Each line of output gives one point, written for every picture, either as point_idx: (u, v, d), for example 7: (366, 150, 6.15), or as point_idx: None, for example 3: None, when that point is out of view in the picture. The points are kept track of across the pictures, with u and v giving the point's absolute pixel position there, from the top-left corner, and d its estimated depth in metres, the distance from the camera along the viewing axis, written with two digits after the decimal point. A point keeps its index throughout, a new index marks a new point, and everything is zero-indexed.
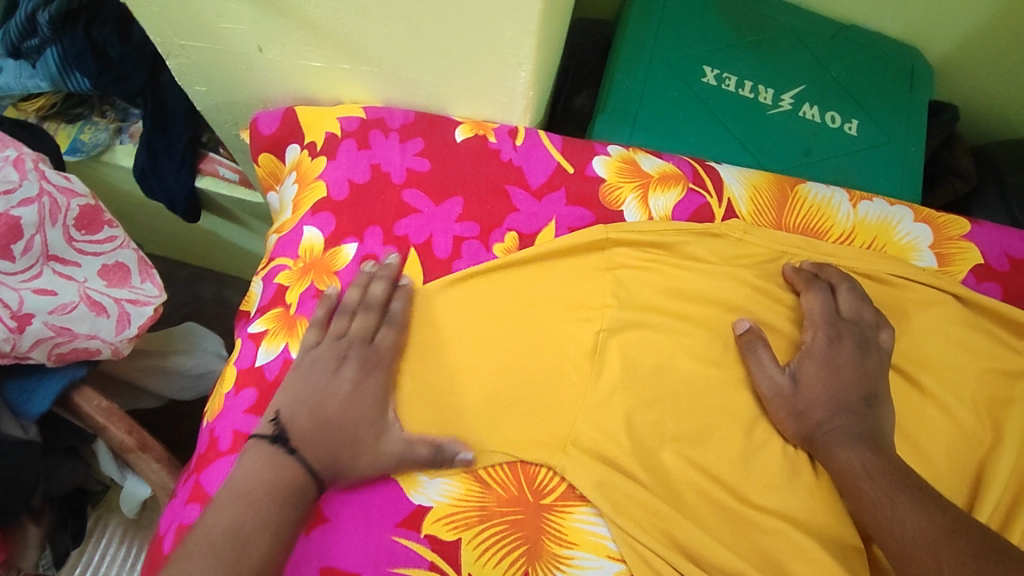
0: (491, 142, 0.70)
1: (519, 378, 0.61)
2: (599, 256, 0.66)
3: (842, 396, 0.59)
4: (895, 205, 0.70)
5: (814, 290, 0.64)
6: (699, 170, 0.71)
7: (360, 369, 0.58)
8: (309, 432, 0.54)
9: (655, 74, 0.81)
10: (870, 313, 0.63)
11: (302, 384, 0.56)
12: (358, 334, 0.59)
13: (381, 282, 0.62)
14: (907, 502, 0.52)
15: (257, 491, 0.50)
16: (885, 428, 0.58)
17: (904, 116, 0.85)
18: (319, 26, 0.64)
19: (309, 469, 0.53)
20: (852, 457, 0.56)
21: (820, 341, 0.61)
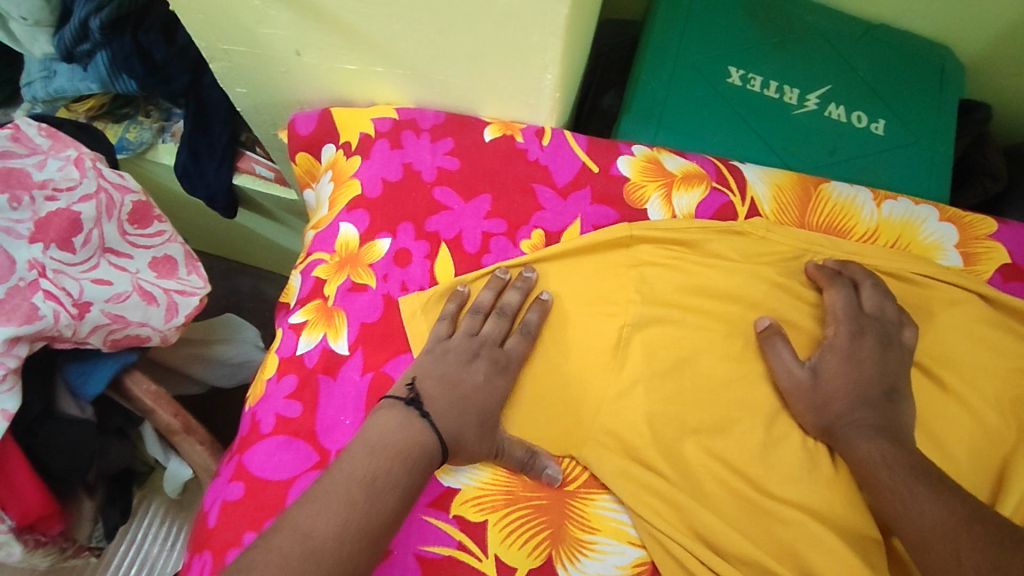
0: (518, 142, 0.72)
1: (543, 368, 0.63)
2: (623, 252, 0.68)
3: (864, 390, 0.60)
4: (920, 204, 0.71)
5: (835, 285, 0.65)
6: (723, 169, 0.72)
7: (493, 368, 0.60)
8: (444, 406, 0.57)
9: (681, 75, 0.82)
10: (893, 310, 0.64)
11: (435, 368, 0.59)
12: (490, 336, 0.62)
13: (517, 290, 0.65)
14: (925, 491, 0.52)
15: (389, 446, 0.52)
16: (906, 423, 0.59)
17: (932, 116, 0.84)
18: (355, 31, 0.68)
19: (438, 436, 0.55)
20: (872, 450, 0.56)
21: (842, 336, 0.62)
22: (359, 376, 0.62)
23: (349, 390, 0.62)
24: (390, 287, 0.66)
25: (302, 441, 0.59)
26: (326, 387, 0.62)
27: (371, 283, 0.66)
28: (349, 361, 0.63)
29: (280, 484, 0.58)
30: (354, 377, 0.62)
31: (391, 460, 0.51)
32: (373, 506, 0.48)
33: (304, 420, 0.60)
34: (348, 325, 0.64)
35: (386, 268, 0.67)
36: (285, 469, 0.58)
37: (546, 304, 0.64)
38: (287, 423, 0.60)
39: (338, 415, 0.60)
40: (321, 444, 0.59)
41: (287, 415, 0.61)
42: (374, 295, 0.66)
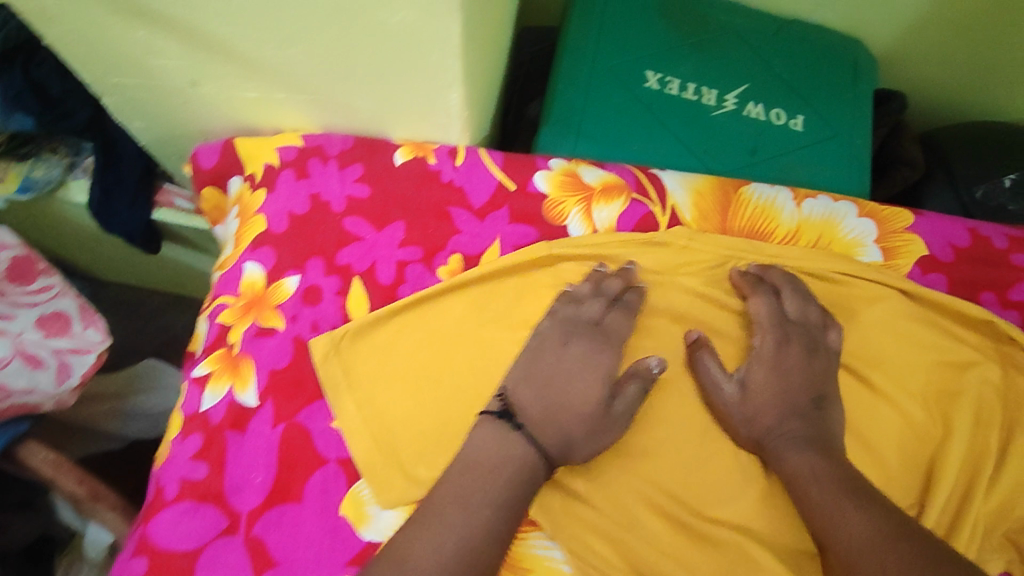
0: (431, 164, 0.69)
1: (470, 401, 0.61)
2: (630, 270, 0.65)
3: (790, 399, 0.60)
4: (839, 201, 0.70)
5: (757, 294, 0.64)
6: (642, 178, 0.70)
7: (591, 345, 0.60)
8: (535, 411, 0.57)
9: (597, 82, 0.80)
10: (815, 313, 0.64)
11: (510, 368, 0.60)
12: (586, 317, 0.62)
13: (618, 279, 0.64)
14: (852, 505, 0.52)
15: (483, 463, 0.54)
16: (834, 431, 0.59)
17: (848, 111, 0.85)
18: (250, 60, 0.63)
19: (539, 449, 0.56)
20: (799, 462, 0.56)
21: (768, 345, 0.62)
22: (270, 429, 0.59)
23: (260, 444, 0.58)
24: (300, 329, 0.63)
25: (210, 505, 0.56)
26: (235, 443, 0.58)
27: (279, 326, 0.63)
28: (258, 414, 0.59)
29: (188, 555, 0.54)
30: (264, 431, 0.59)
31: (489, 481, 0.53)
32: (467, 528, 0.50)
33: (210, 482, 0.57)
34: (256, 374, 0.61)
35: (294, 308, 0.63)
36: (192, 537, 0.55)
37: (643, 290, 0.64)
38: (194, 487, 0.56)
39: (248, 474, 0.57)
40: (232, 506, 0.56)
41: (193, 478, 0.57)
42: (282, 339, 0.62)
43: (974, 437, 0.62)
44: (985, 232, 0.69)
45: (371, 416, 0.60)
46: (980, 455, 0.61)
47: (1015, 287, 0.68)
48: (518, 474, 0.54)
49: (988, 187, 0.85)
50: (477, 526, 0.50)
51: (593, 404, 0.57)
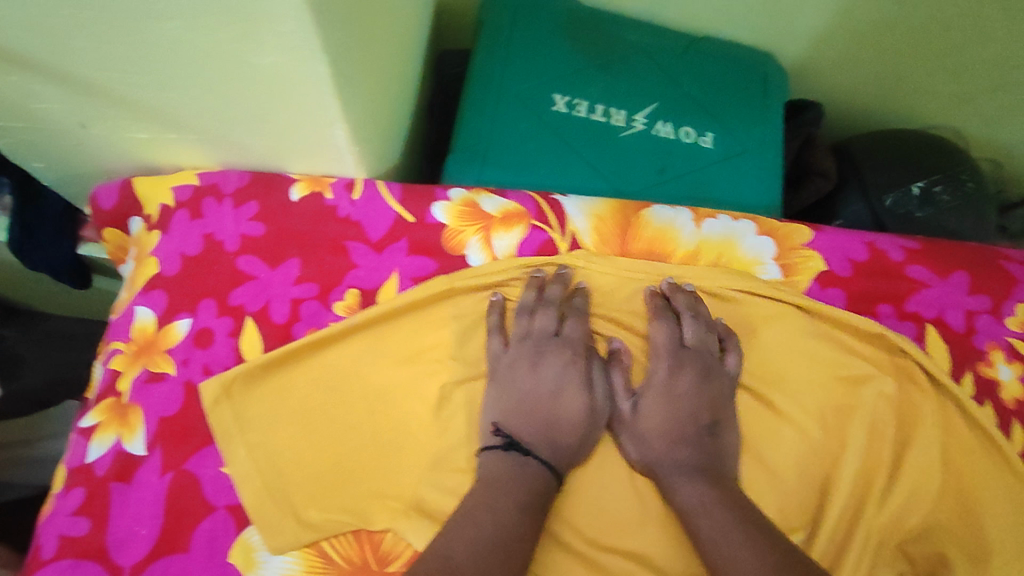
0: (327, 199, 0.68)
1: (365, 439, 0.61)
2: (566, 273, 0.67)
3: (681, 426, 0.61)
4: (738, 220, 0.70)
5: (660, 319, 0.65)
6: (543, 205, 0.69)
7: (561, 363, 0.63)
8: (535, 435, 0.59)
9: (503, 108, 0.80)
10: (713, 340, 0.65)
11: (505, 394, 0.61)
12: (543, 330, 0.64)
13: (556, 284, 0.66)
14: (732, 538, 0.52)
15: (501, 476, 0.56)
16: (725, 457, 0.60)
17: (758, 126, 0.85)
18: (133, 102, 0.61)
19: (550, 468, 0.58)
20: (686, 492, 0.57)
21: (661, 373, 0.64)
22: (158, 478, 0.58)
23: (147, 495, 0.58)
24: (192, 373, 0.62)
25: (92, 561, 0.55)
26: (120, 495, 0.58)
27: (170, 371, 0.62)
28: (147, 463, 0.59)
29: None
30: (152, 480, 0.58)
31: (514, 490, 0.55)
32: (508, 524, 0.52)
33: (93, 537, 0.56)
34: (145, 422, 0.60)
35: (185, 352, 0.63)
36: None
37: (586, 290, 0.67)
38: (75, 543, 0.55)
39: (133, 526, 0.56)
40: (114, 562, 0.55)
41: (73, 534, 0.56)
42: (173, 384, 0.61)
43: (866, 452, 0.63)
44: (882, 245, 0.69)
45: (264, 459, 0.60)
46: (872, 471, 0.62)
47: (912, 298, 0.68)
48: (537, 482, 0.56)
49: (898, 195, 0.86)
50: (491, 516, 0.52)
51: (580, 418, 0.61)
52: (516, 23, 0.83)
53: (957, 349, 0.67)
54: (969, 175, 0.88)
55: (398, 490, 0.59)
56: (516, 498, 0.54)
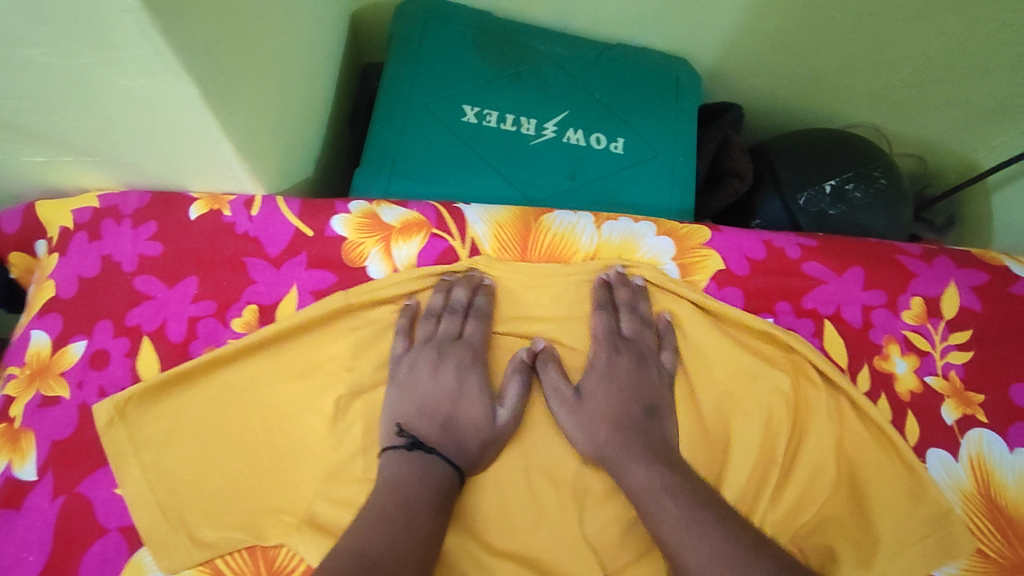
0: (225, 216, 0.68)
1: (261, 454, 0.60)
2: (474, 274, 0.67)
3: (621, 415, 0.61)
4: (639, 222, 0.71)
5: (601, 311, 0.66)
6: (444, 213, 0.70)
7: (461, 365, 0.63)
8: (436, 435, 0.60)
9: (412, 121, 0.81)
10: (650, 335, 0.67)
11: (406, 395, 0.62)
12: (446, 334, 0.64)
13: (463, 287, 0.66)
14: (692, 516, 0.53)
15: (406, 479, 0.55)
16: (666, 437, 0.61)
17: (670, 130, 0.87)
18: (20, 127, 0.58)
19: (450, 467, 0.58)
20: (639, 476, 0.57)
21: (600, 357, 0.64)
22: (48, 503, 0.57)
23: (35, 522, 0.56)
24: (87, 395, 0.62)
25: None
26: (7, 523, 0.56)
27: (64, 394, 0.61)
28: (36, 489, 0.58)
29: None
30: (41, 505, 0.57)
31: (417, 488, 0.55)
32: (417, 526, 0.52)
33: None
34: (36, 446, 0.59)
35: (80, 374, 0.62)
36: None
37: (492, 288, 0.67)
38: None
39: (19, 553, 0.55)
40: None
41: None
42: (68, 407, 0.61)
43: (762, 446, 0.63)
44: (780, 243, 0.70)
45: (158, 479, 0.59)
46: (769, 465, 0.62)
47: (808, 294, 0.69)
48: (440, 482, 0.56)
49: (811, 193, 0.88)
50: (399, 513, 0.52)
51: (479, 420, 0.60)
52: (426, 36, 0.84)
53: (853, 345, 0.68)
54: (882, 171, 0.89)
55: (292, 504, 0.59)
56: (424, 497, 0.54)
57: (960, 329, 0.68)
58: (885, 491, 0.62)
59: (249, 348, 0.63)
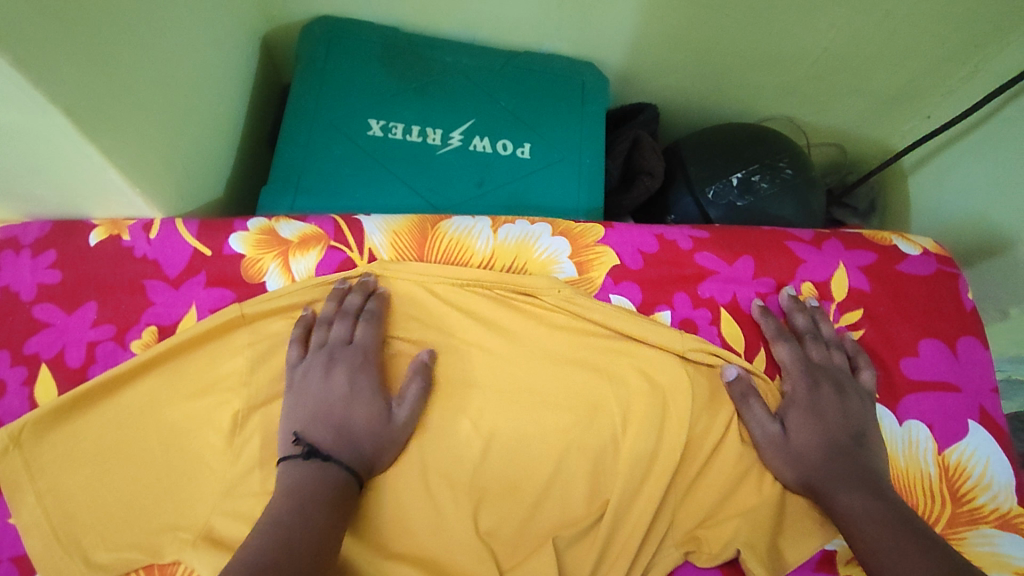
0: (124, 241, 0.69)
1: (158, 474, 0.61)
2: (368, 280, 0.67)
3: (841, 441, 0.61)
4: (535, 223, 0.72)
5: (778, 343, 0.66)
6: (342, 225, 0.71)
7: (352, 368, 0.61)
8: (330, 440, 0.57)
9: (317, 138, 0.82)
10: (841, 356, 0.66)
11: (300, 403, 0.60)
12: (337, 339, 0.63)
13: (357, 293, 0.66)
14: (893, 540, 0.54)
15: (301, 485, 0.54)
16: (878, 466, 0.61)
17: (576, 133, 0.89)
18: None
19: (347, 470, 0.56)
20: (855, 504, 0.57)
21: (800, 390, 0.64)
22: None
23: None
24: None
25: None
26: None
27: None
28: None
29: None
30: None
31: (311, 493, 0.53)
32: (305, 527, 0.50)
33: None
34: None
35: None
36: None
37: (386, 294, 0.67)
38: None
39: None
40: None
41: None
42: None
43: (662, 431, 0.62)
44: (671, 236, 0.72)
45: (53, 506, 0.60)
46: (664, 448, 0.61)
47: (704, 283, 0.70)
48: (337, 486, 0.55)
49: (719, 186, 0.90)
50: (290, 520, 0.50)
51: (372, 422, 0.59)
52: (330, 54, 0.86)
53: (749, 330, 0.69)
54: (788, 161, 0.91)
55: (187, 523, 0.59)
56: (317, 499, 0.53)
57: (853, 308, 0.70)
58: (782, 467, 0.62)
59: (147, 368, 0.64)
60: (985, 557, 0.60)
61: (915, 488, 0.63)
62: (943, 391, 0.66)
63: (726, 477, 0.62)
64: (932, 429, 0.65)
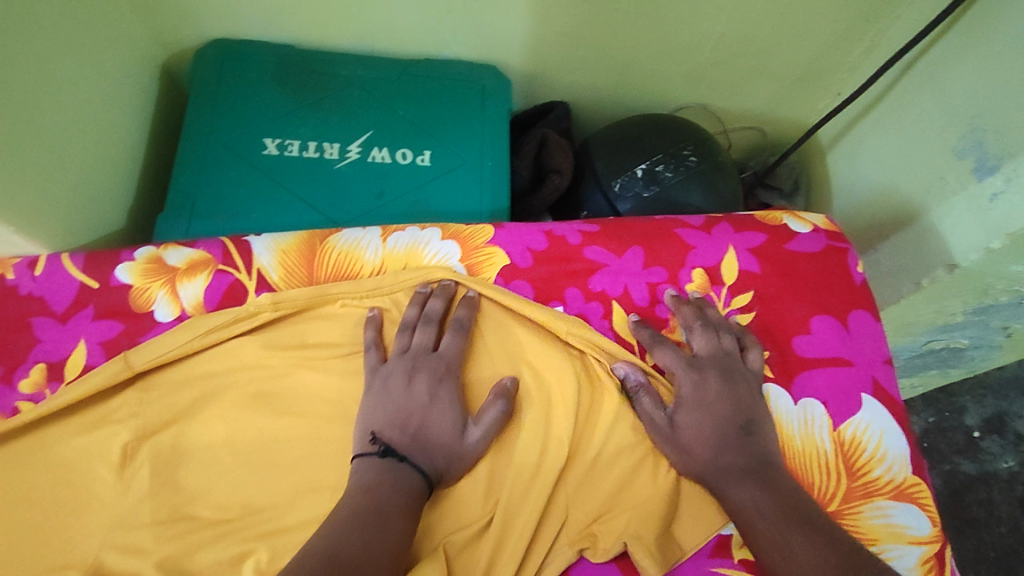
0: (8, 279, 0.67)
1: (45, 512, 0.59)
2: (261, 312, 0.67)
3: (727, 433, 0.61)
4: (424, 229, 0.72)
5: (660, 342, 0.66)
6: (230, 248, 0.70)
7: (433, 379, 0.62)
8: (406, 444, 0.58)
9: (213, 161, 0.82)
10: (727, 341, 0.66)
11: (381, 403, 0.61)
12: (421, 346, 0.64)
13: (413, 304, 0.67)
14: (783, 535, 0.54)
15: (367, 483, 0.55)
16: (769, 452, 0.60)
17: (479, 135, 0.88)
18: None
19: (418, 472, 0.57)
20: (743, 496, 0.57)
21: (687, 384, 0.63)
22: None
23: None
24: None
25: None
26: None
27: None
28: None
29: None
30: None
31: (383, 494, 0.54)
32: (355, 532, 0.50)
33: None
34: None
35: None
36: None
37: (474, 300, 0.67)
38: None
39: None
40: None
41: None
42: None
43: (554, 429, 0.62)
44: (560, 232, 0.72)
45: None
46: (555, 445, 0.61)
47: (594, 278, 0.70)
48: (404, 493, 0.55)
49: (624, 179, 0.90)
50: (372, 522, 0.51)
51: (450, 430, 0.59)
52: (223, 77, 0.86)
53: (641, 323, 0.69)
54: (693, 149, 0.91)
55: (76, 559, 0.58)
56: (381, 504, 0.53)
57: (743, 291, 0.70)
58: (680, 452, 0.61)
59: (36, 419, 0.62)
60: (880, 530, 0.60)
61: (810, 465, 0.63)
62: (835, 367, 0.67)
63: (619, 469, 0.61)
64: (826, 406, 0.65)
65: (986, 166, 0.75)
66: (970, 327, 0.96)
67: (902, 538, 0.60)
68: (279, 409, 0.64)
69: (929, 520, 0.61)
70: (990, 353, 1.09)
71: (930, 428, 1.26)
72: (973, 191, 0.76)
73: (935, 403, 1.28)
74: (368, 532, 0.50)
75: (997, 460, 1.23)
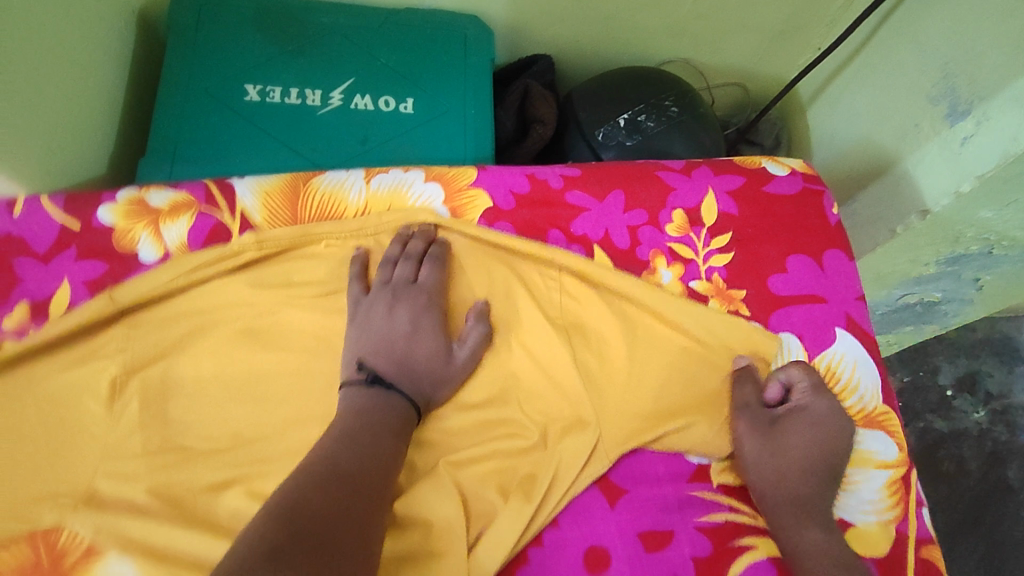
0: None
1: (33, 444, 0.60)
2: (245, 252, 0.67)
3: (811, 478, 0.60)
4: (408, 170, 0.72)
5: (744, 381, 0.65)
6: (214, 190, 0.70)
7: (414, 308, 0.63)
8: (393, 372, 0.60)
9: (194, 106, 0.81)
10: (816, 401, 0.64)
11: (364, 334, 0.62)
12: (402, 278, 0.65)
13: (397, 243, 0.68)
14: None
15: (355, 408, 0.56)
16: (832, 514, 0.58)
17: (462, 83, 0.88)
18: None
19: (406, 400, 0.59)
20: (808, 533, 0.57)
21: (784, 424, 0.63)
22: None
23: None
24: None
25: None
26: None
27: None
28: None
29: None
30: None
31: (372, 417, 0.55)
32: (352, 450, 0.52)
33: None
34: None
35: None
36: None
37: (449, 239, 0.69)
38: None
39: None
40: None
41: None
42: None
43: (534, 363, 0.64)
44: (543, 175, 0.73)
45: None
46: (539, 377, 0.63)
47: (576, 220, 0.71)
48: (392, 415, 0.56)
49: (608, 128, 0.90)
50: (367, 440, 0.53)
51: (432, 358, 0.61)
52: (201, 23, 0.84)
53: (621, 262, 0.70)
54: (674, 98, 0.92)
55: (67, 487, 0.58)
56: (371, 426, 0.54)
57: (721, 232, 0.72)
58: (654, 385, 0.64)
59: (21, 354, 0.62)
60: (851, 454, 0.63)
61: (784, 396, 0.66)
62: (809, 303, 0.69)
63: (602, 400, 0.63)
64: (802, 340, 0.67)
65: (958, 112, 0.77)
66: (944, 279, 0.99)
67: (870, 462, 0.63)
68: (267, 346, 0.65)
69: (896, 445, 0.64)
70: (962, 308, 1.13)
71: (905, 386, 1.30)
72: (945, 137, 0.78)
73: (909, 362, 1.32)
74: (365, 449, 0.52)
75: (968, 415, 1.28)
